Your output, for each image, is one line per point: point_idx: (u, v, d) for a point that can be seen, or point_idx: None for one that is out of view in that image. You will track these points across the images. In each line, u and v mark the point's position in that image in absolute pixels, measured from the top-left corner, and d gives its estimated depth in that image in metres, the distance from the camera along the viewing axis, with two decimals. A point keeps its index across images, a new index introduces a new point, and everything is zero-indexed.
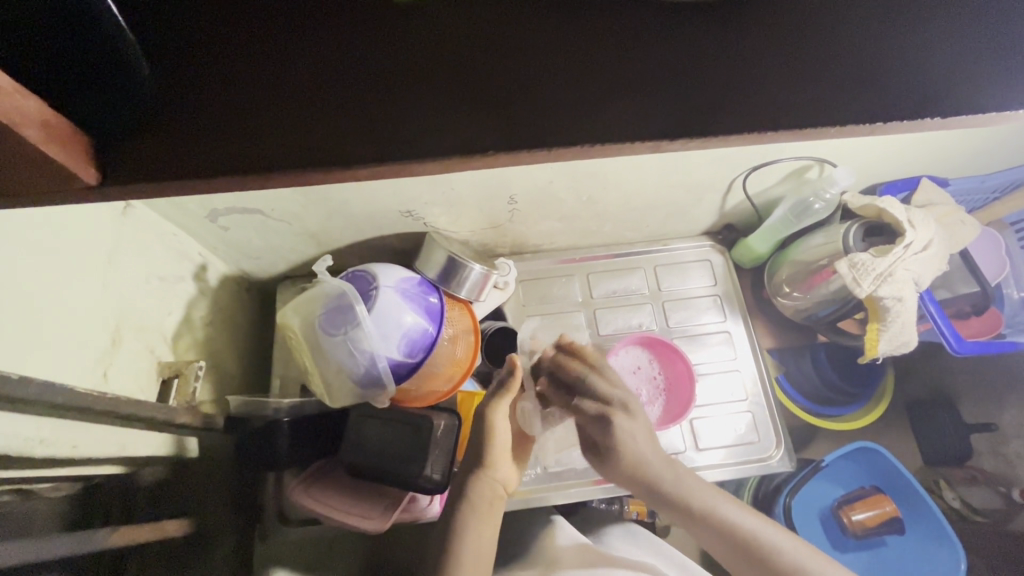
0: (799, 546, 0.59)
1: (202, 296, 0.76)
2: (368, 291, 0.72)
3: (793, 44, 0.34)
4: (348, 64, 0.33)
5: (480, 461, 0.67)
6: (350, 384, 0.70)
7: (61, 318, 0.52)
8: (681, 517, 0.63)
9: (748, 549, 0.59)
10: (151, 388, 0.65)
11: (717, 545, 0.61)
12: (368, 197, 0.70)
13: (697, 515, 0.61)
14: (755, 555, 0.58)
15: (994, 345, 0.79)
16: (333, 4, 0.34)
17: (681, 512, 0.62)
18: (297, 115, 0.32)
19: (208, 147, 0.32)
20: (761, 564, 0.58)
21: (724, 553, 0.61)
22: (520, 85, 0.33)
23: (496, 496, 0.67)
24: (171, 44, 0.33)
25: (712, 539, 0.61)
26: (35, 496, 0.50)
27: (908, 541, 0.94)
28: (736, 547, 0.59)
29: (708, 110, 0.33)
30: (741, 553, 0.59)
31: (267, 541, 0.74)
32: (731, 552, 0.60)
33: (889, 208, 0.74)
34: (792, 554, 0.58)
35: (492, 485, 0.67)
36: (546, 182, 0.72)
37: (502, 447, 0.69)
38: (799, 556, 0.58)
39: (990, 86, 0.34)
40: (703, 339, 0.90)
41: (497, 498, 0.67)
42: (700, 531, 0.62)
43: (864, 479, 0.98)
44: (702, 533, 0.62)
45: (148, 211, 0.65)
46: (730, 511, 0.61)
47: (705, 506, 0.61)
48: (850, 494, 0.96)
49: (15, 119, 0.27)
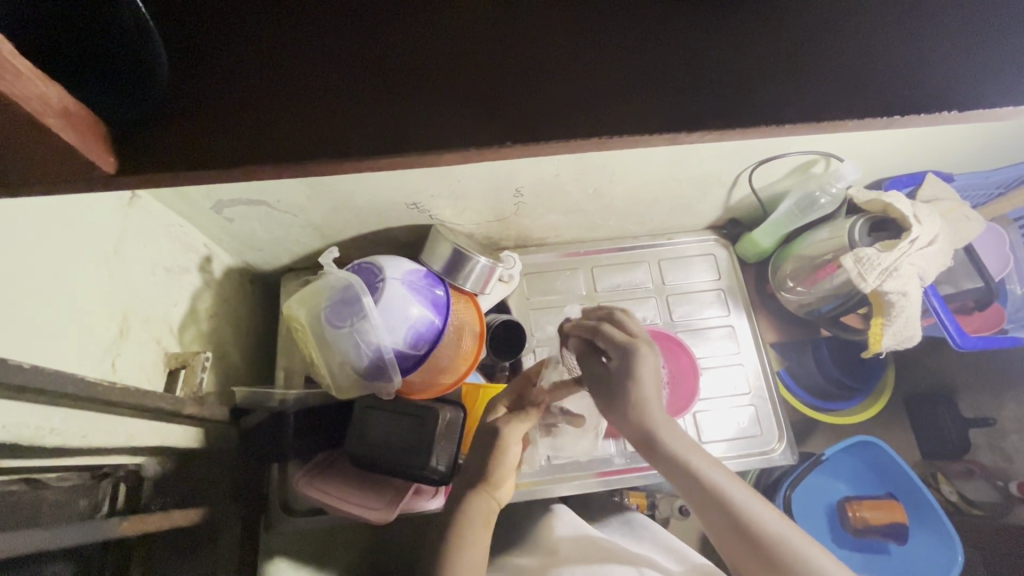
0: (794, 530, 0.57)
1: (207, 287, 0.76)
2: (374, 283, 0.71)
3: (812, 38, 0.34)
4: (359, 69, 0.33)
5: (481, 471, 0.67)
6: (356, 376, 0.69)
7: (70, 309, 0.51)
8: (682, 488, 0.62)
9: (742, 523, 0.57)
10: (158, 378, 0.65)
11: (711, 520, 0.60)
12: (376, 188, 0.70)
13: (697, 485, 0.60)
14: (748, 532, 0.57)
15: (997, 341, 0.79)
16: (344, 9, 0.33)
17: (679, 474, 0.62)
18: (317, 110, 0.32)
19: (223, 143, 0.32)
20: (751, 542, 0.57)
21: (717, 528, 0.59)
22: (543, 79, 0.33)
23: (491, 511, 0.67)
24: (188, 38, 0.33)
25: (708, 513, 0.60)
26: (41, 484, 0.50)
27: (912, 547, 0.94)
28: (731, 522, 0.58)
29: (726, 102, 0.33)
30: (736, 527, 0.58)
31: (272, 531, 0.75)
32: (727, 528, 0.58)
33: (896, 202, 0.74)
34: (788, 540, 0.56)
35: (490, 503, 0.67)
36: (553, 174, 0.72)
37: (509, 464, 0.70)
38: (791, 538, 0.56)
39: (1005, 79, 0.34)
40: (706, 333, 0.90)
41: (491, 515, 0.67)
42: (699, 504, 0.60)
43: (881, 487, 0.98)
44: (697, 501, 0.61)
45: (154, 202, 0.65)
46: (726, 481, 0.60)
47: (706, 475, 0.60)
48: (862, 495, 0.97)
49: (36, 107, 0.27)
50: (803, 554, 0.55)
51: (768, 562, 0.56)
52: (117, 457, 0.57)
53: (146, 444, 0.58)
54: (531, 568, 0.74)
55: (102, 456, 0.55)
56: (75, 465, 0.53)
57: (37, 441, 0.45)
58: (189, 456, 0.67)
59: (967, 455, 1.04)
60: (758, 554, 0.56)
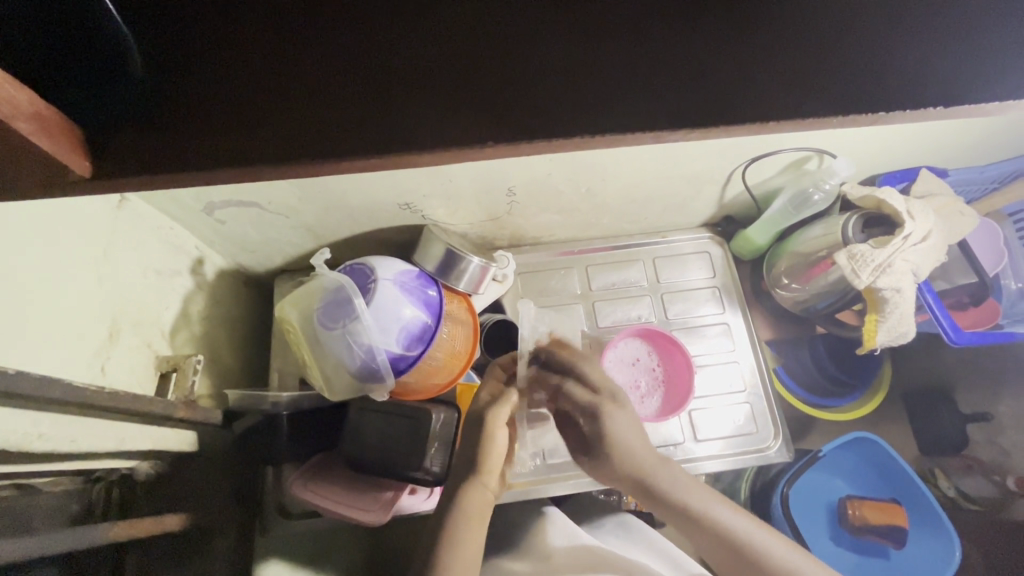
0: (797, 553, 0.60)
1: (199, 290, 0.75)
2: (366, 284, 0.71)
3: (800, 34, 0.34)
4: (355, 68, 0.33)
5: (474, 470, 0.66)
6: (349, 378, 0.69)
7: (58, 315, 0.51)
8: (680, 523, 0.63)
9: (745, 552, 0.60)
10: (149, 382, 0.65)
11: (716, 552, 0.62)
12: (367, 189, 0.70)
13: (697, 520, 0.62)
14: (747, 556, 0.60)
15: (992, 336, 0.79)
16: (330, 11, 0.33)
17: (678, 515, 0.63)
18: (301, 113, 0.32)
19: (208, 144, 0.32)
20: (744, 559, 0.60)
21: (720, 556, 0.62)
22: (528, 79, 0.33)
23: (488, 504, 0.65)
24: (168, 40, 0.33)
25: (704, 541, 0.62)
26: (34, 490, 0.52)
27: (912, 552, 0.94)
28: (718, 539, 0.61)
29: (709, 97, 0.33)
30: (734, 551, 0.61)
31: (268, 534, 0.74)
32: (728, 553, 0.61)
33: (888, 198, 0.73)
34: (791, 562, 0.59)
35: (484, 493, 0.64)
36: (545, 174, 0.72)
37: (499, 454, 0.67)
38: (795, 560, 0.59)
39: (992, 72, 0.33)
40: (702, 330, 0.90)
41: (488, 505, 0.65)
42: (693, 534, 0.63)
43: (886, 490, 0.98)
44: (699, 537, 0.62)
45: (143, 204, 0.65)
46: (725, 513, 0.62)
47: (704, 509, 0.62)
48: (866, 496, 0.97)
49: (5, 110, 0.27)
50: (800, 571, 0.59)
51: None
52: (109, 463, 0.57)
53: (138, 449, 0.58)
54: (525, 571, 0.73)
55: (92, 462, 0.55)
56: (64, 472, 0.54)
57: (26, 447, 0.45)
58: (180, 462, 0.66)
59: (964, 451, 1.04)
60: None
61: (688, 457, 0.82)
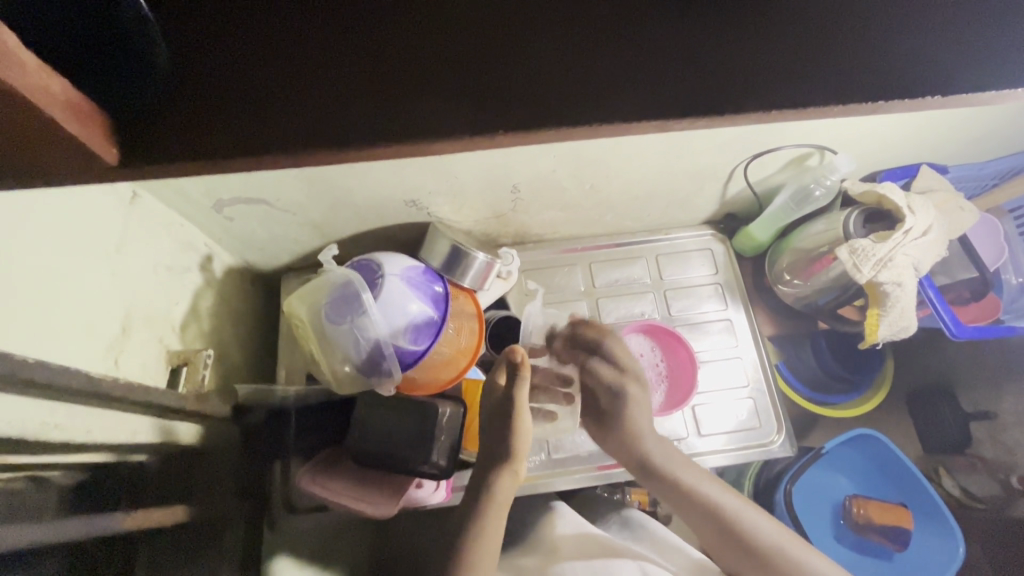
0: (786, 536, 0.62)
1: (208, 287, 0.76)
2: (374, 279, 0.72)
3: (799, 27, 0.34)
4: (364, 58, 0.34)
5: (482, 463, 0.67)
6: (356, 371, 0.70)
7: (72, 307, 0.52)
8: (671, 500, 0.67)
9: (733, 531, 0.63)
10: (160, 375, 0.65)
11: (704, 529, 0.65)
12: (374, 186, 0.71)
13: (686, 495, 0.65)
14: (738, 533, 0.62)
15: (994, 330, 0.80)
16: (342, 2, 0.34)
17: (673, 493, 0.66)
18: (314, 101, 0.33)
19: (225, 131, 0.33)
20: (733, 538, 0.63)
21: (709, 534, 0.65)
22: (534, 68, 0.34)
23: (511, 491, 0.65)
24: (186, 29, 0.34)
25: (695, 517, 0.65)
26: (47, 481, 0.52)
27: (916, 549, 0.94)
28: (707, 516, 0.64)
29: (711, 86, 0.34)
30: (724, 530, 0.63)
31: (275, 531, 0.74)
32: (717, 530, 0.64)
33: (889, 193, 0.75)
34: (782, 544, 0.62)
35: (503, 484, 0.64)
36: (549, 170, 0.72)
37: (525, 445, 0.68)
38: (783, 542, 0.62)
39: (986, 62, 0.34)
40: (705, 327, 0.91)
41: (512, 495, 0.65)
42: (685, 512, 0.66)
43: (890, 488, 0.98)
44: (690, 514, 0.65)
45: (154, 201, 0.65)
46: (716, 491, 0.65)
47: (696, 489, 0.65)
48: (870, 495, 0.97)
49: (41, 98, 0.28)
50: (790, 555, 0.61)
51: (753, 559, 0.62)
52: (119, 455, 0.58)
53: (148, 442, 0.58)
54: (532, 566, 0.74)
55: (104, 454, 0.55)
56: (78, 464, 0.54)
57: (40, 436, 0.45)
58: (189, 455, 0.67)
59: (968, 449, 1.05)
60: (747, 554, 0.62)
61: (692, 453, 0.83)
